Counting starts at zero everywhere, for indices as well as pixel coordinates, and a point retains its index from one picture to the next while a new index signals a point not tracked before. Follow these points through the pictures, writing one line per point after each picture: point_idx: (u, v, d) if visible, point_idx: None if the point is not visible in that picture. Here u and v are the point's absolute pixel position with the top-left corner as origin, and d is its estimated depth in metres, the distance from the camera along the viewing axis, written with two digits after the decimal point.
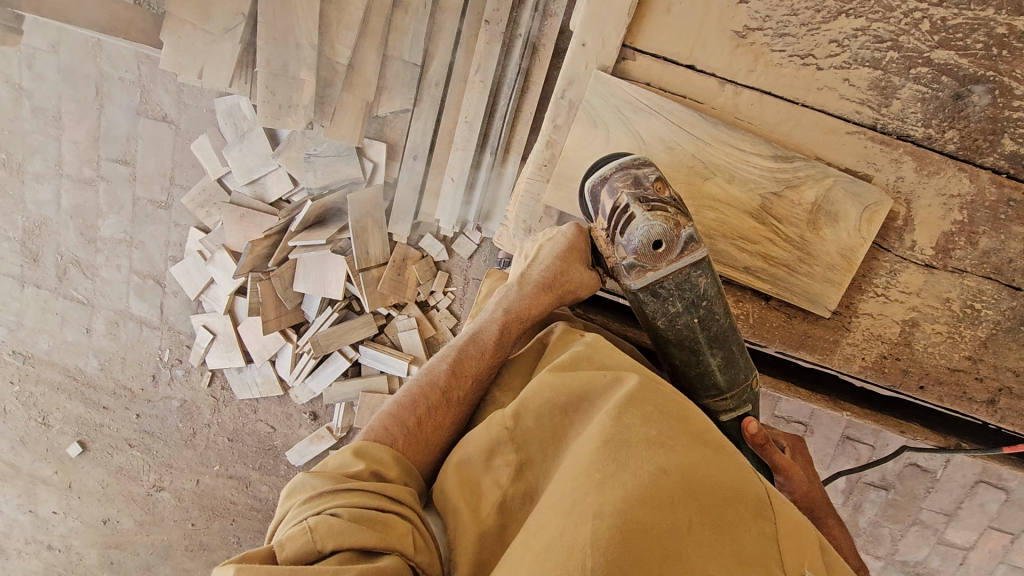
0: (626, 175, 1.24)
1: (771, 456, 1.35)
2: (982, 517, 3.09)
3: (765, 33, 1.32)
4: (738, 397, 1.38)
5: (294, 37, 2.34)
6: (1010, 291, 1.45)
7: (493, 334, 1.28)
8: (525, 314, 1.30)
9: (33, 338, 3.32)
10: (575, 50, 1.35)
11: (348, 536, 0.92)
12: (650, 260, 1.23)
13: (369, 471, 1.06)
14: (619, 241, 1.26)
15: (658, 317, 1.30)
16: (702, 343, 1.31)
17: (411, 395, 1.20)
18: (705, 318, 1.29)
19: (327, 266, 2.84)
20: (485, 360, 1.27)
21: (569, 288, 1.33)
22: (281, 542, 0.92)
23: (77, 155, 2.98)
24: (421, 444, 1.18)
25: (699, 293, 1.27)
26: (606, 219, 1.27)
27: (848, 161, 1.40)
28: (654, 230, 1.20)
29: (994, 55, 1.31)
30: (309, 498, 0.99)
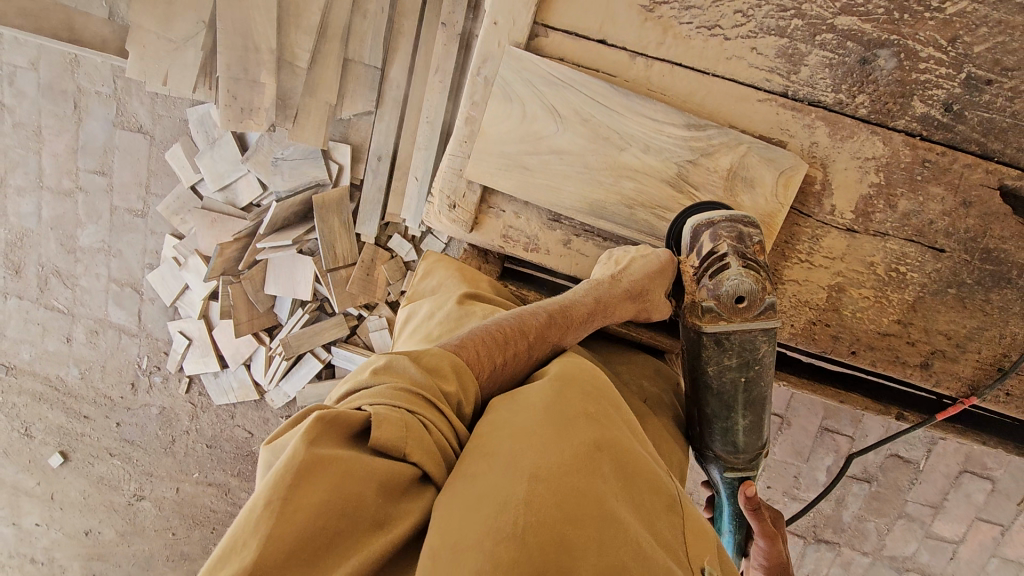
0: (734, 228, 1.33)
1: (762, 522, 1.33)
2: (969, 509, 3.03)
3: (671, 6, 1.37)
4: (749, 459, 1.40)
5: (253, 42, 2.40)
6: (933, 253, 1.48)
7: (580, 316, 1.31)
8: (605, 315, 1.35)
9: (16, 349, 3.39)
10: (488, 28, 1.40)
11: (430, 464, 0.87)
12: (728, 311, 1.31)
13: (456, 399, 1.00)
14: (703, 283, 1.34)
15: (710, 364, 1.35)
16: (738, 403, 1.35)
17: (502, 331, 1.17)
18: (751, 382, 1.35)
19: (296, 267, 2.89)
20: (564, 333, 1.28)
21: (647, 308, 1.40)
22: (378, 418, 0.83)
23: (56, 168, 3.07)
24: (494, 381, 1.14)
25: (755, 357, 1.35)
26: (700, 258, 1.35)
27: (761, 126, 1.43)
28: (742, 285, 1.29)
29: (896, 18, 1.35)
30: (405, 389, 0.92)
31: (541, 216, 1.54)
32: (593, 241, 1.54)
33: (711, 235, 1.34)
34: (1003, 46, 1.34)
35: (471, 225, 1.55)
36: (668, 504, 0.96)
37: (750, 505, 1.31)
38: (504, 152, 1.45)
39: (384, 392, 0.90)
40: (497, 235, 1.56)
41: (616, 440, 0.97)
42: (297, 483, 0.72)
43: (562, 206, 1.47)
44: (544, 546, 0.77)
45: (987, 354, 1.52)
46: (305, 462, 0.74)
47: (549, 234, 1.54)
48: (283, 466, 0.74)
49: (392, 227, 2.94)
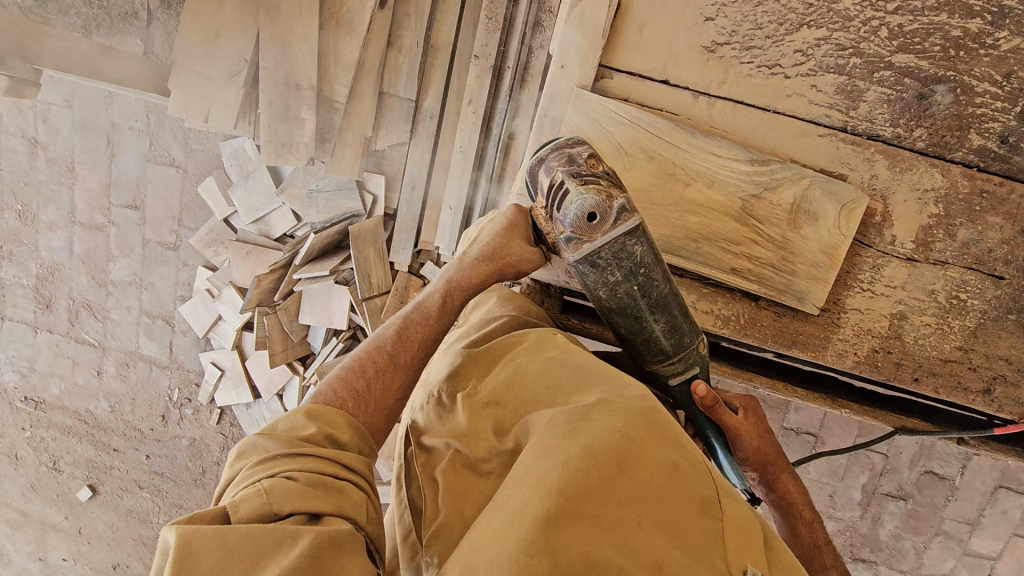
0: (560, 154, 1.28)
1: (720, 415, 1.41)
2: (1006, 525, 3.03)
3: (733, 47, 1.41)
4: (684, 360, 1.39)
5: (294, 78, 2.46)
6: (993, 281, 1.50)
7: (435, 299, 1.39)
8: (466, 283, 1.41)
9: (45, 383, 3.39)
10: (555, 71, 1.44)
11: (307, 500, 0.90)
12: (585, 232, 1.26)
13: (321, 435, 1.03)
14: (556, 217, 1.29)
15: (599, 287, 1.31)
16: (643, 310, 1.31)
17: (361, 363, 1.23)
18: (644, 285, 1.29)
19: (331, 297, 2.91)
20: (430, 324, 1.36)
21: (510, 262, 1.43)
22: (234, 503, 0.88)
23: (89, 202, 3.10)
24: (367, 407, 1.19)
25: (636, 262, 1.28)
26: (545, 197, 1.30)
27: (826, 160, 1.47)
28: (588, 203, 1.24)
29: (952, 55, 1.40)
30: (264, 461, 0.96)
31: None
32: None
33: (544, 170, 1.29)
34: None
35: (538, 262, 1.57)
36: (703, 506, 0.93)
37: (706, 402, 1.40)
38: None
39: (244, 480, 0.94)
40: (562, 271, 1.58)
41: (645, 452, 0.93)
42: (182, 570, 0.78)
43: None
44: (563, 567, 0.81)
45: None
46: (179, 549, 0.79)
47: None
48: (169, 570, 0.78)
49: (424, 254, 2.96)
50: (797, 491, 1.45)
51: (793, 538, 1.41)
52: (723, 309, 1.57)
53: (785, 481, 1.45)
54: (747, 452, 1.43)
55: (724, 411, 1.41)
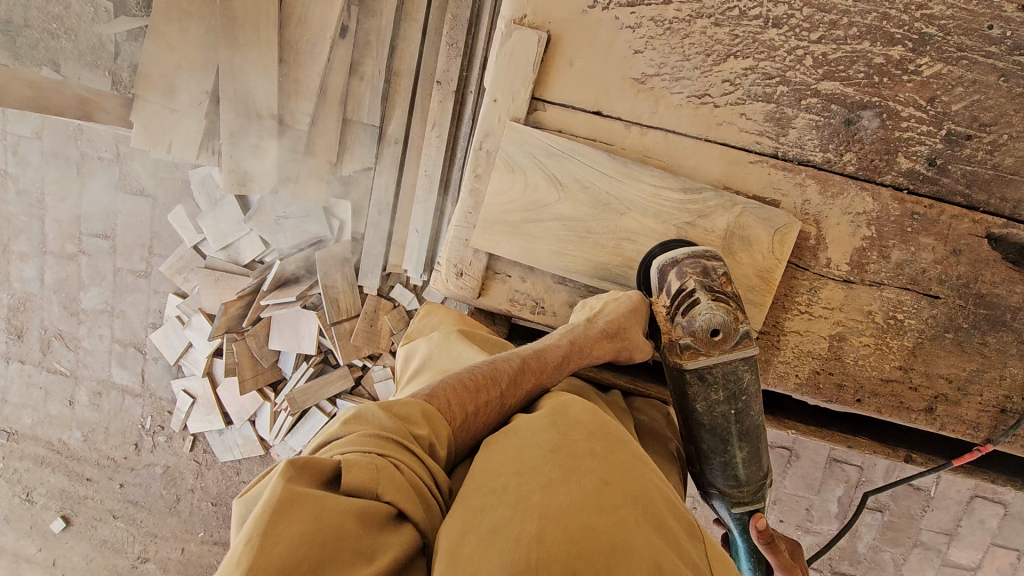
0: (697, 263, 1.36)
1: (777, 557, 1.39)
2: (983, 534, 3.03)
3: (662, 78, 1.44)
4: (752, 492, 1.43)
5: (255, 108, 2.49)
6: (928, 300, 1.52)
7: (554, 356, 1.32)
8: (582, 349, 1.35)
9: (18, 414, 3.38)
10: (488, 105, 1.47)
11: (404, 501, 0.89)
12: (705, 345, 1.33)
13: (429, 442, 1.02)
14: (678, 321, 1.36)
15: (699, 400, 1.37)
16: (732, 436, 1.38)
17: (475, 379, 1.17)
18: (740, 412, 1.38)
19: (300, 322, 2.92)
20: (540, 378, 1.28)
21: (628, 345, 1.39)
22: (348, 464, 0.87)
23: (59, 233, 3.11)
24: (466, 428, 1.13)
25: (740, 388, 1.37)
26: (671, 298, 1.37)
27: (756, 184, 1.49)
28: (715, 319, 1.30)
29: (876, 82, 1.43)
30: (377, 436, 0.95)
31: (545, 279, 1.57)
32: None
33: (677, 273, 1.36)
34: (979, 104, 1.43)
35: (479, 292, 1.58)
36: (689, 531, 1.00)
37: (762, 538, 1.38)
38: (508, 220, 1.50)
39: (356, 441, 0.93)
40: (503, 299, 1.59)
41: (624, 472, 1.01)
42: (274, 521, 0.76)
43: (564, 267, 1.52)
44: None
45: (989, 396, 1.56)
46: (284, 498, 0.78)
47: (555, 296, 1.58)
48: (263, 507, 0.78)
49: (394, 277, 2.98)
50: None
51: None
52: None
53: None
54: None
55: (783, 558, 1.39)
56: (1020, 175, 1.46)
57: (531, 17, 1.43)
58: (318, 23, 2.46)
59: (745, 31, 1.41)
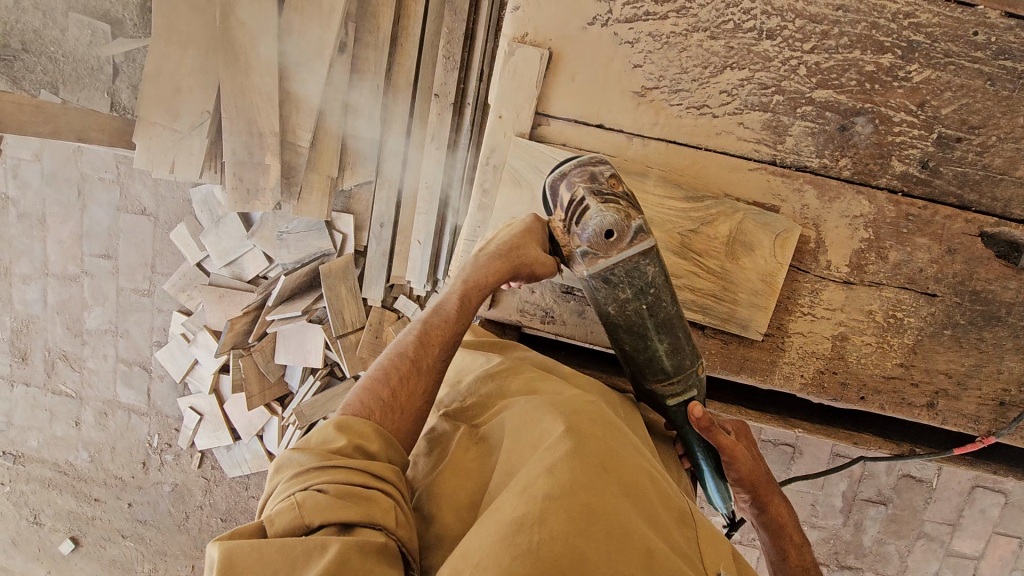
0: (584, 171, 1.29)
1: (716, 438, 1.38)
2: (985, 523, 3.08)
3: (662, 90, 1.49)
4: (685, 381, 1.42)
5: (257, 127, 2.51)
6: (927, 298, 1.57)
7: (454, 302, 1.31)
8: (483, 283, 1.33)
9: (23, 437, 3.38)
10: (493, 122, 1.51)
11: (335, 512, 0.92)
12: (602, 248, 1.28)
13: (352, 446, 1.02)
14: (574, 231, 1.30)
15: (609, 303, 1.34)
16: (649, 329, 1.36)
17: (385, 370, 1.19)
18: (652, 305, 1.35)
19: (305, 336, 2.94)
20: (451, 326, 1.29)
21: (528, 263, 1.35)
22: (270, 517, 0.92)
23: (61, 254, 3.12)
24: (394, 415, 1.14)
25: (647, 282, 1.33)
26: (564, 211, 1.30)
27: (756, 190, 1.53)
28: (607, 220, 1.26)
29: (868, 89, 1.48)
30: (297, 474, 0.98)
31: (553, 290, 1.58)
32: None
33: (566, 186, 1.29)
34: (967, 107, 1.48)
35: (490, 303, 1.60)
36: (681, 518, 1.10)
37: (701, 425, 1.38)
38: None
39: (282, 488, 0.97)
40: (513, 310, 1.60)
41: (625, 463, 1.07)
42: None
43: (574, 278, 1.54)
44: (561, 557, 0.86)
45: (988, 390, 1.60)
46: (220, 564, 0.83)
47: (563, 306, 1.58)
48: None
49: (397, 288, 3.00)
50: (788, 513, 1.42)
51: (780, 561, 1.38)
52: None
53: (777, 504, 1.42)
54: (740, 473, 1.40)
55: (720, 437, 1.37)
56: (1009, 175, 1.51)
57: (532, 35, 1.47)
58: (317, 41, 2.48)
59: (740, 43, 1.46)
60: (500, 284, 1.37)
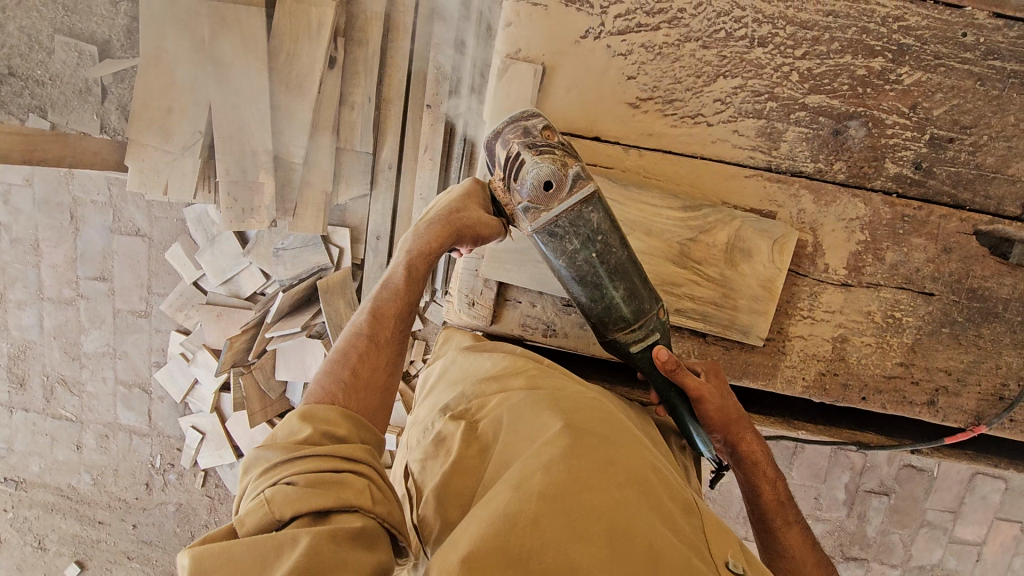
0: (517, 127, 1.24)
1: (681, 378, 1.40)
2: (986, 510, 3.13)
3: (656, 101, 1.49)
4: (643, 326, 1.37)
5: (250, 145, 2.49)
6: (924, 297, 1.59)
7: (400, 274, 1.31)
8: (426, 251, 1.31)
9: (24, 463, 3.35)
10: (489, 138, 1.50)
11: (306, 503, 0.93)
12: (543, 201, 1.22)
13: (319, 434, 1.04)
14: (514, 188, 1.25)
15: (558, 257, 1.28)
16: (602, 279, 1.29)
17: (342, 354, 1.22)
18: (602, 253, 1.28)
19: (306, 351, 2.93)
20: (402, 298, 1.30)
21: (469, 223, 1.32)
22: (240, 518, 0.93)
23: (55, 278, 3.10)
24: (359, 392, 1.18)
25: (593, 228, 1.26)
26: (503, 169, 1.26)
27: (753, 196, 1.54)
28: (543, 171, 1.20)
29: (861, 92, 1.49)
30: (265, 471, 0.99)
31: (555, 303, 1.58)
32: None
33: (502, 144, 1.25)
34: (959, 108, 1.50)
35: (492, 318, 1.60)
36: (683, 507, 1.09)
37: (668, 368, 1.39)
38: (514, 247, 1.52)
39: (253, 489, 0.98)
40: (514, 325, 1.60)
41: (626, 455, 1.08)
42: None
43: None
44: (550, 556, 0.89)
45: (988, 385, 1.62)
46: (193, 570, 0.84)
47: (565, 318, 1.58)
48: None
49: None
50: (758, 447, 1.44)
51: (754, 498, 1.41)
52: (674, 347, 1.63)
53: (746, 440, 1.44)
54: (708, 412, 1.41)
55: (685, 376, 1.40)
56: (1002, 173, 1.53)
57: (524, 51, 1.47)
58: (307, 56, 2.46)
59: (732, 52, 1.47)
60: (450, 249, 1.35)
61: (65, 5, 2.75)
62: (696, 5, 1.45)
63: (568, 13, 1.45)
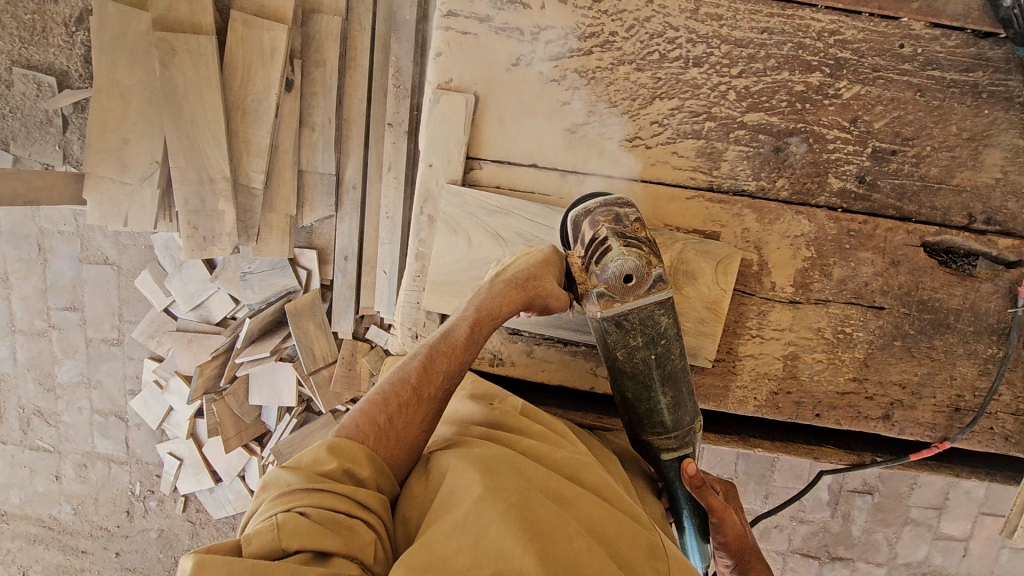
0: (609, 211, 1.27)
1: (708, 499, 1.37)
2: (970, 505, 3.12)
3: (593, 125, 1.47)
4: (681, 437, 1.41)
5: (207, 173, 2.46)
6: (874, 311, 1.57)
7: (464, 330, 1.28)
8: (495, 312, 1.29)
9: (4, 495, 3.34)
10: (424, 170, 1.49)
11: (314, 538, 0.91)
12: (620, 291, 1.25)
13: (341, 471, 1.05)
14: (593, 271, 1.27)
15: (618, 348, 1.31)
16: (654, 381, 1.34)
17: (383, 394, 1.20)
18: (660, 357, 1.33)
19: (278, 375, 2.92)
20: (456, 356, 1.27)
21: (542, 295, 1.31)
22: (248, 536, 0.92)
23: (26, 310, 3.08)
24: (388, 439, 1.17)
25: (659, 331, 1.31)
26: (584, 248, 1.28)
27: (696, 216, 1.52)
28: (627, 264, 1.22)
29: (800, 108, 1.47)
30: (282, 496, 0.99)
31: (499, 332, 1.58)
32: (553, 348, 1.59)
33: (590, 223, 1.28)
34: (900, 120, 1.48)
35: None
36: (653, 547, 1.07)
37: (693, 484, 1.36)
38: (454, 280, 1.51)
39: (267, 509, 0.98)
40: None
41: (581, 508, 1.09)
42: None
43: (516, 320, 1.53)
44: None
45: (943, 397, 1.61)
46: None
47: (511, 347, 1.59)
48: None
49: (367, 319, 2.97)
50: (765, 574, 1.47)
51: None
52: None
53: (756, 567, 1.46)
54: (727, 535, 1.42)
55: (712, 499, 1.37)
56: (947, 183, 1.51)
57: (457, 80, 1.45)
58: (262, 81, 2.43)
59: (667, 73, 1.45)
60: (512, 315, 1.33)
61: (22, 37, 2.72)
62: (628, 27, 1.43)
63: (499, 41, 1.43)
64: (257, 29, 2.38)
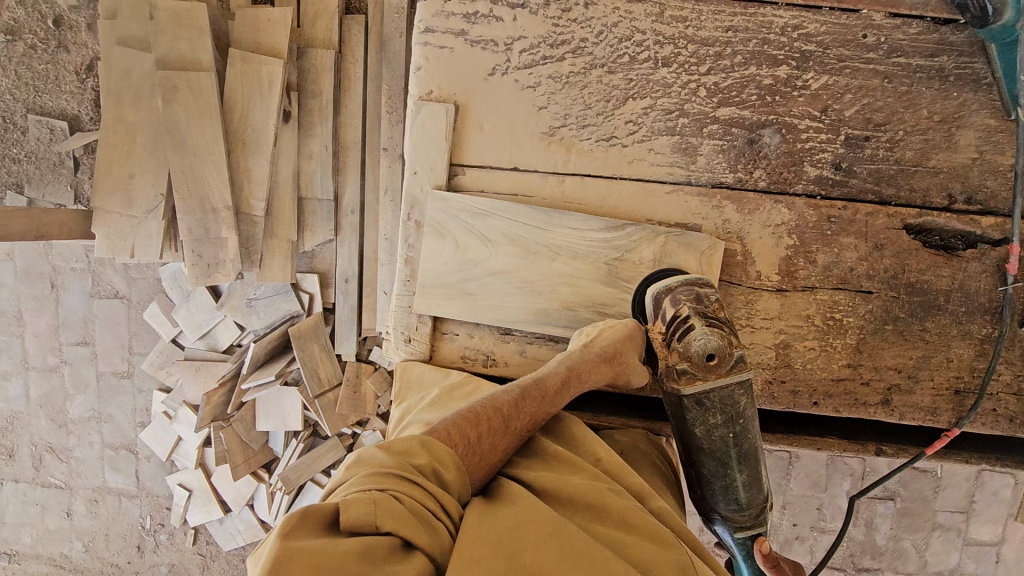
0: (691, 290, 1.39)
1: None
2: (999, 507, 3.00)
3: (569, 128, 1.52)
4: (754, 515, 1.43)
5: (210, 202, 2.54)
6: (862, 296, 1.57)
7: (555, 380, 1.33)
8: (584, 376, 1.36)
9: (17, 534, 3.36)
10: (409, 178, 1.55)
11: (406, 528, 0.90)
12: (701, 370, 1.35)
13: (432, 469, 1.04)
14: (675, 346, 1.37)
15: (697, 425, 1.39)
16: (732, 459, 1.39)
17: (475, 413, 1.20)
18: (739, 435, 1.39)
19: (284, 399, 2.94)
20: (543, 403, 1.30)
21: (621, 371, 1.40)
22: (346, 504, 0.89)
23: (39, 347, 3.15)
24: (474, 456, 1.15)
25: (737, 410, 1.39)
26: (666, 325, 1.39)
27: (678, 211, 1.55)
28: (710, 343, 1.33)
29: (770, 101, 1.51)
30: (376, 472, 0.97)
31: (492, 333, 1.61)
32: (545, 346, 1.60)
33: (672, 301, 1.39)
34: (869, 106, 1.51)
35: (430, 354, 1.62)
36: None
37: (768, 562, 1.40)
38: (444, 283, 1.55)
39: (363, 480, 0.96)
40: (454, 357, 1.63)
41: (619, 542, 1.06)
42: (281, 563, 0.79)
43: (504, 319, 1.56)
44: None
45: (941, 379, 1.59)
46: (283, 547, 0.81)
47: (504, 347, 1.61)
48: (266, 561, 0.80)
49: (371, 340, 3.01)
50: None
51: None
52: None
53: None
54: None
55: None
56: (923, 166, 1.53)
57: (437, 91, 1.52)
58: (259, 113, 2.53)
59: (638, 74, 1.51)
60: (591, 386, 1.40)
61: (36, 86, 2.86)
62: (597, 33, 1.50)
63: (475, 52, 1.51)
64: (254, 64, 2.49)
